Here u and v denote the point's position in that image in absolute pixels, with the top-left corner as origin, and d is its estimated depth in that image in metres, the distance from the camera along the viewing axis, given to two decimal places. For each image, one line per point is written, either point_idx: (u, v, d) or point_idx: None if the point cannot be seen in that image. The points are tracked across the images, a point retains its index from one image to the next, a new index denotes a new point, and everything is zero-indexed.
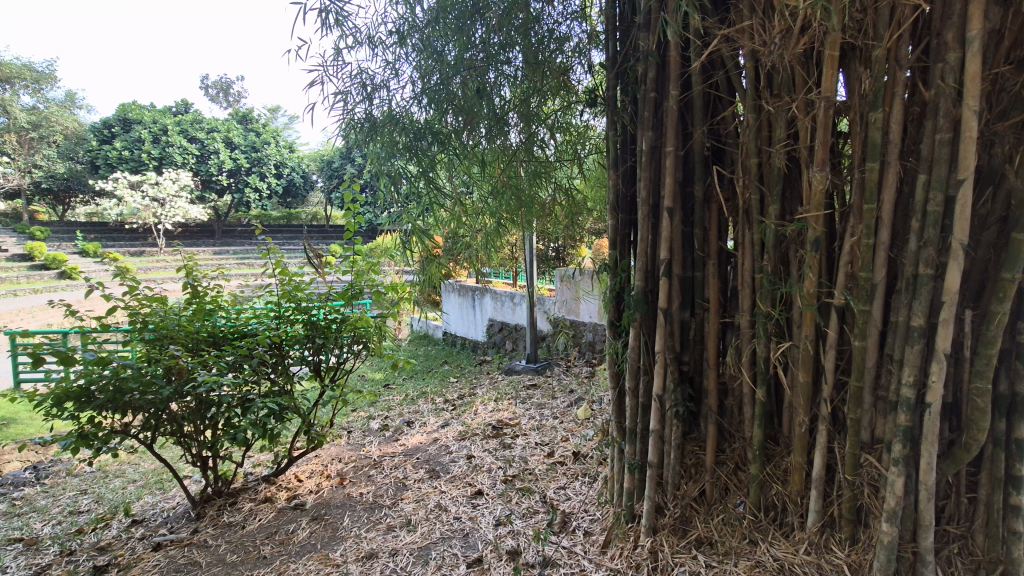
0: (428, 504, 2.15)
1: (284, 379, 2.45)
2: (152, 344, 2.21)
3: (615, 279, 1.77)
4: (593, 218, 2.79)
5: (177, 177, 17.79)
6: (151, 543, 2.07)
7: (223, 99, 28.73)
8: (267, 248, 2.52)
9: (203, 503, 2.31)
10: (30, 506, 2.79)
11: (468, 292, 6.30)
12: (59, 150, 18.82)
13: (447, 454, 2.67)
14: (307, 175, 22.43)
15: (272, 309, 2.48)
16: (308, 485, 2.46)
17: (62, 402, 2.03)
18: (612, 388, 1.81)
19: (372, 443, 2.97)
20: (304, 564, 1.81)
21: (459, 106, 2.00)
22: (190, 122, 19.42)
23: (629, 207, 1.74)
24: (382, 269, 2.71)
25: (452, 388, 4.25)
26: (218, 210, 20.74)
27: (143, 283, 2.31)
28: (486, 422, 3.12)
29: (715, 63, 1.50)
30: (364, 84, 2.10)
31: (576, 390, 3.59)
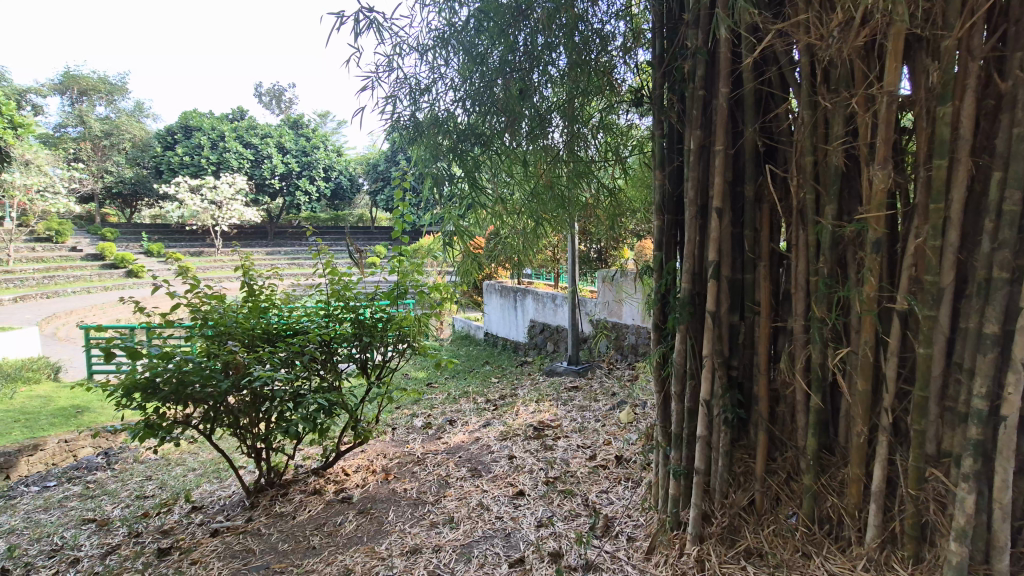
0: (470, 502, 2.18)
1: (333, 375, 2.53)
2: (212, 339, 2.32)
3: (659, 281, 1.73)
4: (637, 219, 2.75)
5: (233, 181, 18.67)
6: (209, 529, 2.18)
7: (276, 106, 30.01)
8: (318, 248, 2.61)
9: (257, 493, 2.41)
10: (102, 489, 2.99)
11: (509, 293, 6.32)
12: (127, 156, 20.05)
13: (488, 454, 2.69)
14: (353, 177, 23.09)
15: (321, 308, 2.58)
16: (355, 479, 2.53)
17: (131, 392, 2.14)
18: (656, 392, 1.78)
19: (416, 440, 3.02)
20: (352, 556, 1.86)
21: (502, 107, 2.02)
22: (246, 128, 20.36)
23: (675, 207, 1.71)
24: (426, 270, 2.76)
25: (493, 388, 4.28)
26: (270, 212, 21.62)
27: (203, 281, 2.43)
28: (527, 422, 3.12)
29: (768, 59, 1.45)
30: (411, 88, 2.15)
31: (619, 393, 3.55)
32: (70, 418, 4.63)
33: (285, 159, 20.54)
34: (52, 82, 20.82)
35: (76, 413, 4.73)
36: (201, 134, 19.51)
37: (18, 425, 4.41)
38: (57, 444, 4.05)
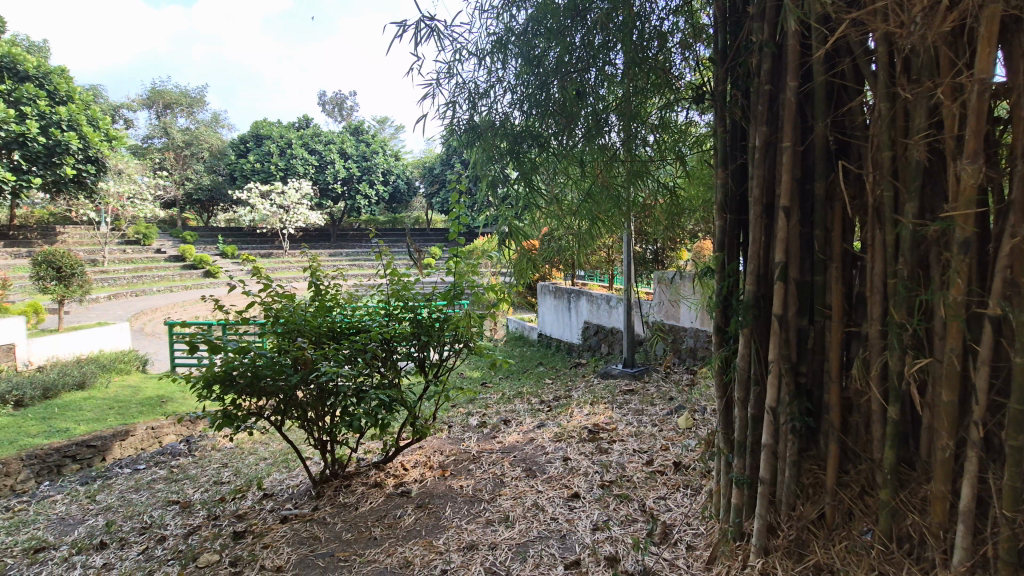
0: (525, 502, 2.20)
1: (392, 372, 2.62)
2: (283, 336, 2.46)
3: (722, 283, 1.68)
4: (695, 219, 2.69)
5: (299, 186, 19.68)
6: (279, 516, 2.31)
7: (339, 115, 31.38)
8: (379, 250, 2.71)
9: (322, 483, 2.53)
10: (184, 474, 3.23)
11: (563, 294, 6.31)
12: (205, 164, 21.53)
13: (543, 455, 2.69)
14: (410, 181, 23.78)
15: (382, 307, 2.67)
16: (413, 474, 2.60)
17: (211, 384, 2.32)
18: (718, 397, 1.73)
19: (471, 439, 3.07)
20: (411, 548, 1.92)
21: (559, 110, 2.03)
22: (311, 136, 21.44)
23: (738, 206, 1.65)
24: (481, 271, 2.81)
25: (547, 389, 4.29)
26: (331, 216, 22.57)
27: (275, 281, 2.58)
28: (582, 425, 3.10)
29: (842, 50, 1.38)
30: (470, 93, 2.20)
31: (676, 397, 3.47)
32: (156, 407, 5.02)
33: (347, 164, 21.45)
34: (141, 98, 22.65)
35: (161, 403, 5.11)
36: (270, 142, 20.71)
37: (112, 412, 4.82)
38: (145, 430, 4.39)
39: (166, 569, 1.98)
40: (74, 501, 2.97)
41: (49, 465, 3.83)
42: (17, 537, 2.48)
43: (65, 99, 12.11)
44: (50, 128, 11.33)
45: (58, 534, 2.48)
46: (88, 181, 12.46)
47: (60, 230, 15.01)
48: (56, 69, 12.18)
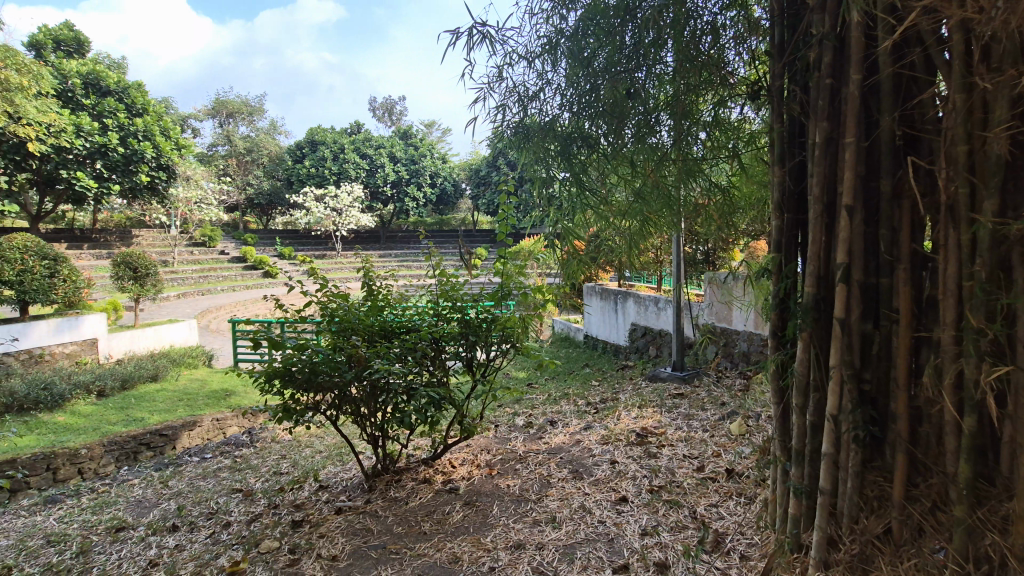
0: (572, 504, 2.19)
1: (441, 371, 2.67)
2: (338, 334, 2.57)
3: (778, 285, 1.62)
4: (749, 219, 2.60)
5: (351, 190, 20.37)
6: (334, 507, 2.40)
7: (389, 120, 32.22)
8: (428, 252, 2.77)
9: (374, 477, 2.61)
10: (246, 464, 3.41)
11: (609, 295, 6.24)
12: (265, 170, 22.62)
13: (590, 457, 2.68)
14: (457, 183, 24.15)
15: (432, 307, 2.73)
16: (461, 471, 2.65)
17: (272, 379, 2.44)
18: (774, 403, 1.67)
19: (518, 439, 3.09)
20: (460, 545, 1.96)
21: (608, 112, 2.03)
22: (362, 141, 22.18)
23: (796, 205, 1.59)
24: (528, 272, 2.82)
25: (593, 391, 4.26)
26: (381, 218, 23.21)
27: (331, 281, 2.69)
28: (630, 428, 3.06)
29: (912, 39, 1.30)
30: (520, 97, 2.23)
31: (729, 403, 3.36)
32: (221, 400, 5.31)
33: (396, 168, 22.05)
34: (207, 108, 24.00)
35: (225, 396, 5.41)
36: (324, 148, 21.54)
37: (182, 403, 5.15)
38: (211, 421, 4.67)
39: (231, 552, 2.10)
40: (149, 486, 3.19)
41: (128, 452, 4.14)
42: (100, 517, 2.69)
43: (141, 111, 13.00)
44: (129, 139, 12.26)
45: (136, 515, 2.67)
46: (160, 187, 13.34)
47: (136, 233, 16.13)
48: (133, 83, 13.10)
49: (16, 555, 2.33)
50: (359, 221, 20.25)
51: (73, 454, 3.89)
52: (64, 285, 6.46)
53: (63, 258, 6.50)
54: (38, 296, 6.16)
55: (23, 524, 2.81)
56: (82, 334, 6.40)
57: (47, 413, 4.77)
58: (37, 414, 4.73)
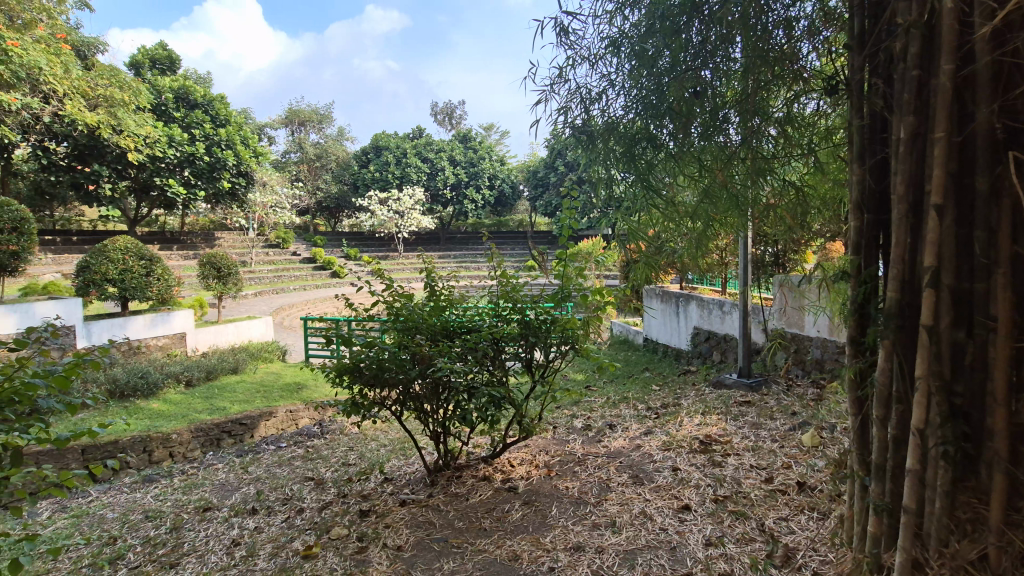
0: (633, 509, 2.16)
1: (500, 371, 2.69)
2: (403, 332, 2.66)
3: (857, 289, 1.53)
4: (825, 220, 2.47)
5: (413, 193, 21.04)
6: (398, 499, 2.49)
7: (449, 125, 32.96)
8: (489, 253, 2.81)
9: (436, 472, 2.68)
10: (317, 454, 3.60)
11: (671, 298, 6.10)
12: (333, 175, 23.73)
13: (651, 463, 2.63)
14: (515, 185, 24.37)
15: (492, 308, 2.78)
16: (520, 471, 2.67)
17: (342, 374, 2.57)
18: (852, 414, 1.58)
19: (576, 441, 3.08)
20: (520, 543, 1.98)
21: (674, 111, 2.01)
22: (423, 145, 22.85)
23: (877, 204, 1.49)
24: (588, 273, 2.80)
25: (654, 395, 4.16)
26: (441, 219, 23.78)
27: (396, 281, 2.79)
28: (693, 435, 2.97)
29: (1016, 24, 1.19)
30: (583, 98, 2.23)
31: (800, 412, 3.20)
32: (293, 392, 5.63)
33: (456, 171, 22.57)
34: (281, 117, 25.46)
35: (297, 389, 5.73)
36: (388, 152, 22.32)
37: (259, 394, 5.49)
38: (285, 413, 4.96)
39: (304, 537, 2.22)
40: (231, 471, 3.43)
41: (212, 438, 4.48)
42: (190, 497, 2.93)
43: (224, 122, 14.01)
44: (214, 148, 13.24)
45: (220, 497, 2.88)
46: (240, 193, 14.32)
47: (218, 235, 17.35)
48: (217, 96, 14.13)
49: (120, 528, 2.57)
50: (420, 222, 20.84)
51: (165, 438, 4.23)
52: (159, 283, 7.04)
53: (157, 258, 7.09)
54: (136, 293, 6.76)
55: (124, 500, 3.09)
56: (173, 328, 6.97)
57: (143, 400, 5.23)
58: (135, 400, 5.19)
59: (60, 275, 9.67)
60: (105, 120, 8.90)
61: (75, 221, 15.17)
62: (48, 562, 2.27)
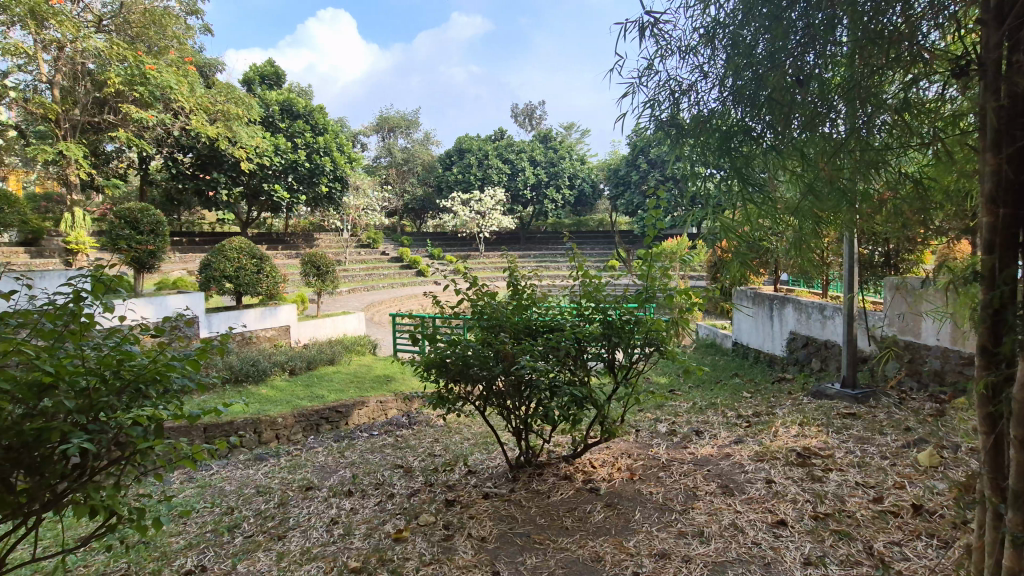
0: (722, 520, 2.07)
1: (582, 372, 2.68)
2: (487, 330, 2.72)
3: (989, 294, 1.35)
4: (948, 217, 2.22)
5: (494, 194, 21.46)
6: (481, 492, 2.56)
7: (530, 125, 33.19)
8: (571, 252, 2.80)
9: (518, 468, 2.72)
10: (406, 443, 3.78)
11: (764, 300, 5.75)
12: (418, 177, 24.74)
13: (743, 473, 2.50)
14: (595, 184, 24.14)
15: (574, 308, 2.77)
16: (601, 473, 2.64)
17: (430, 368, 2.69)
18: (983, 433, 1.40)
19: (661, 446, 3.00)
20: (602, 545, 1.97)
21: (773, 104, 1.92)
22: (505, 147, 23.25)
23: (1016, 197, 1.30)
24: (674, 274, 2.72)
25: (744, 403, 3.95)
26: (521, 220, 24.05)
27: (481, 280, 2.85)
28: (789, 446, 2.79)
29: None
30: (673, 91, 2.17)
31: (916, 428, 2.90)
32: (383, 384, 5.96)
33: (536, 171, 22.76)
34: (373, 125, 26.91)
35: (387, 380, 6.06)
36: (471, 154, 22.91)
37: (353, 384, 5.87)
38: (376, 403, 5.27)
39: (395, 521, 2.35)
40: (330, 455, 3.70)
41: (312, 423, 4.86)
42: (294, 476, 3.19)
43: (322, 130, 15.09)
44: (314, 156, 14.33)
45: (320, 478, 3.12)
46: (336, 196, 15.35)
47: (317, 236, 18.68)
48: (317, 107, 15.24)
49: (236, 500, 2.86)
50: (501, 223, 21.20)
51: (273, 421, 4.63)
52: (267, 280, 7.71)
53: (267, 257, 7.77)
54: (249, 289, 7.45)
55: (240, 475, 3.43)
56: (279, 321, 7.61)
57: (254, 385, 5.77)
58: (247, 385, 5.73)
59: (186, 272, 10.88)
60: (223, 133, 9.90)
61: (198, 224, 16.97)
62: (180, 524, 2.56)
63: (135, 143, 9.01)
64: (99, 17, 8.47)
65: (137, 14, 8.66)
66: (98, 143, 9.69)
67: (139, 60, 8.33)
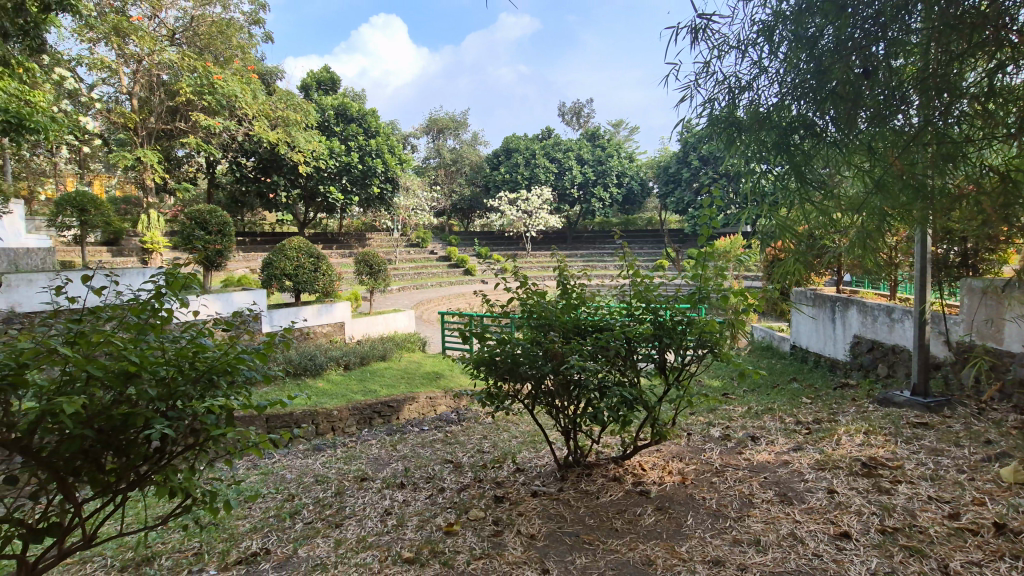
0: (779, 529, 2.00)
1: (632, 372, 2.63)
2: (536, 328, 2.71)
3: None
4: None
5: (542, 193, 21.45)
6: (530, 490, 2.57)
7: (578, 123, 32.91)
8: (621, 251, 2.76)
9: (567, 468, 2.72)
10: (455, 439, 3.85)
11: (825, 302, 5.48)
12: (467, 177, 25.04)
13: (802, 482, 2.40)
14: (644, 182, 23.70)
15: (624, 307, 2.74)
16: (652, 476, 2.60)
17: (480, 366, 2.71)
18: None
19: (714, 450, 2.92)
20: (653, 548, 1.94)
21: (840, 96, 1.95)
22: (552, 145, 23.21)
23: None
24: (730, 274, 2.64)
25: (804, 409, 3.79)
26: (568, 219, 23.93)
27: (531, 279, 2.85)
28: (853, 455, 2.66)
29: None
30: (732, 88, 2.21)
31: (997, 441, 2.70)
32: (432, 380, 6.09)
33: (584, 170, 22.61)
34: (422, 126, 27.45)
35: (436, 377, 6.19)
36: (518, 154, 22.98)
37: (403, 380, 6.02)
38: (425, 399, 5.40)
39: (446, 514, 2.40)
40: (383, 447, 3.82)
41: (365, 416, 5.03)
42: (349, 467, 3.31)
43: (375, 133, 15.55)
44: (366, 158, 14.77)
45: (374, 470, 3.22)
46: (388, 196, 15.77)
47: (369, 235, 19.23)
48: (370, 110, 15.70)
49: (297, 487, 3.00)
50: (548, 222, 21.17)
51: (328, 414, 4.82)
52: (324, 278, 8.01)
53: (324, 256, 8.07)
54: (307, 286, 7.77)
55: (300, 464, 3.60)
56: (334, 318, 7.90)
57: (311, 378, 6.02)
58: (305, 378, 5.99)
59: (249, 270, 11.47)
60: (283, 137, 10.38)
61: (259, 224, 17.84)
62: (246, 507, 2.72)
63: (203, 149, 9.57)
64: (172, 31, 9.07)
65: (205, 26, 9.22)
66: (170, 149, 10.36)
67: (208, 70, 8.83)
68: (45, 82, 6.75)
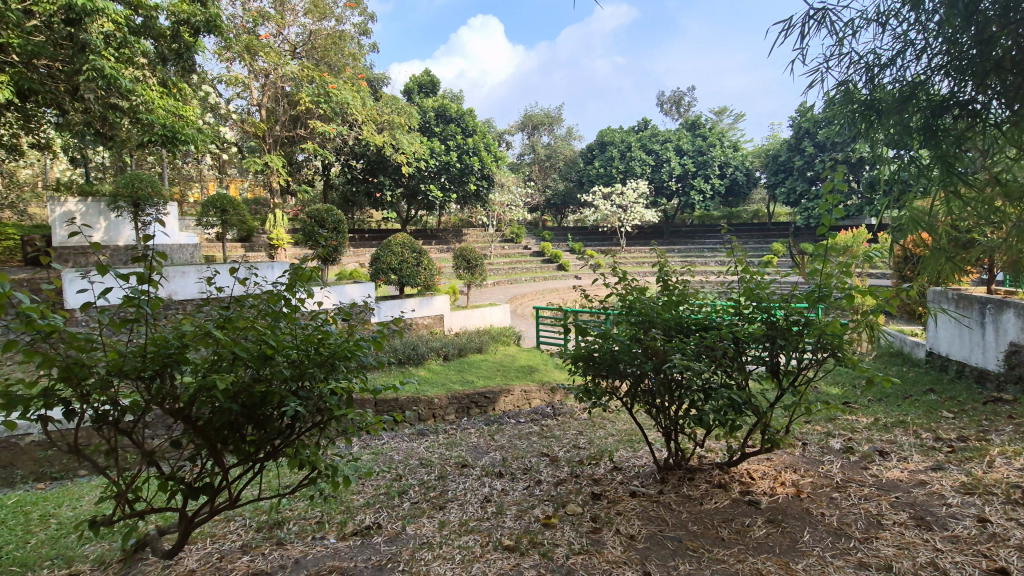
0: (916, 556, 1.80)
1: (740, 375, 2.48)
2: (636, 325, 2.63)
3: None
4: None
5: (637, 186, 20.85)
6: (628, 490, 2.52)
7: (677, 112, 31.46)
8: (730, 246, 2.60)
9: (667, 470, 2.62)
10: (551, 433, 3.88)
11: (974, 305, 4.80)
12: (560, 173, 24.97)
13: (943, 506, 2.13)
14: (750, 172, 22.14)
15: (732, 306, 2.58)
16: (762, 486, 2.43)
17: (578, 360, 2.69)
18: None
19: (834, 463, 2.67)
20: (763, 562, 1.82)
21: (1007, 69, 1.79)
22: (649, 137, 22.47)
23: None
24: (856, 270, 2.38)
25: (946, 424, 3.35)
26: (665, 213, 23.04)
27: (631, 274, 2.78)
28: (1010, 481, 2.31)
29: None
30: (869, 67, 2.12)
31: None
32: (527, 374, 6.17)
33: (683, 161, 21.64)
34: (517, 123, 27.76)
35: (530, 371, 6.26)
36: (613, 147, 22.50)
37: (499, 373, 6.16)
38: (520, 392, 5.50)
39: (544, 507, 2.43)
40: (482, 436, 3.94)
41: (464, 405, 5.22)
42: (451, 453, 3.45)
43: (472, 132, 15.99)
44: (464, 157, 15.25)
45: (474, 457, 3.34)
46: (484, 193, 16.17)
47: (465, 231, 19.83)
48: (467, 110, 16.17)
49: (404, 468, 3.19)
50: (644, 216, 20.56)
51: (430, 402, 5.06)
52: (426, 272, 8.40)
53: (425, 251, 8.46)
54: (409, 280, 8.20)
55: (405, 447, 3.82)
56: (434, 310, 8.26)
57: (414, 366, 6.35)
58: (408, 366, 6.33)
59: (358, 265, 12.36)
60: (388, 140, 11.05)
61: (366, 222, 19.13)
62: (360, 483, 2.94)
63: (319, 153, 10.41)
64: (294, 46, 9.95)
65: (321, 39, 10.01)
66: (292, 154, 11.42)
67: (324, 80, 9.59)
68: (194, 99, 7.70)
